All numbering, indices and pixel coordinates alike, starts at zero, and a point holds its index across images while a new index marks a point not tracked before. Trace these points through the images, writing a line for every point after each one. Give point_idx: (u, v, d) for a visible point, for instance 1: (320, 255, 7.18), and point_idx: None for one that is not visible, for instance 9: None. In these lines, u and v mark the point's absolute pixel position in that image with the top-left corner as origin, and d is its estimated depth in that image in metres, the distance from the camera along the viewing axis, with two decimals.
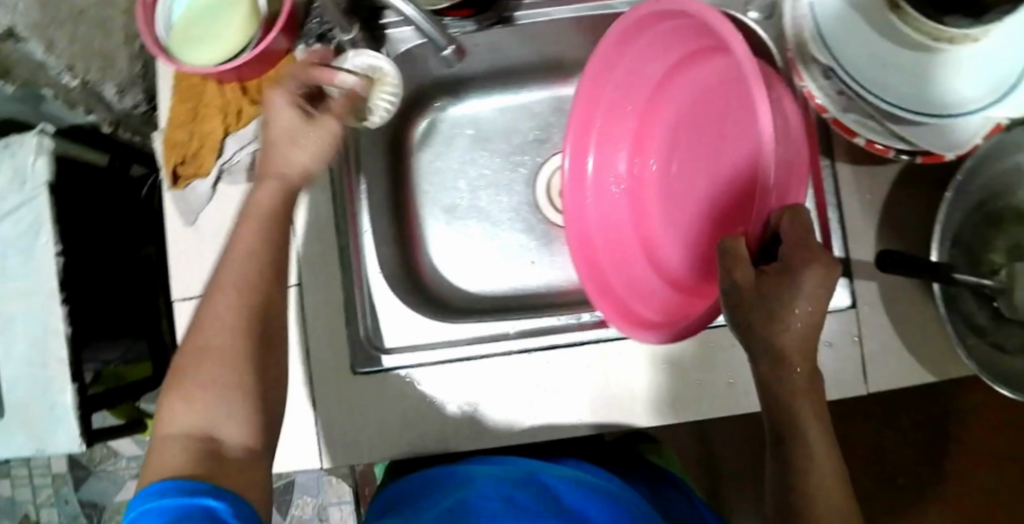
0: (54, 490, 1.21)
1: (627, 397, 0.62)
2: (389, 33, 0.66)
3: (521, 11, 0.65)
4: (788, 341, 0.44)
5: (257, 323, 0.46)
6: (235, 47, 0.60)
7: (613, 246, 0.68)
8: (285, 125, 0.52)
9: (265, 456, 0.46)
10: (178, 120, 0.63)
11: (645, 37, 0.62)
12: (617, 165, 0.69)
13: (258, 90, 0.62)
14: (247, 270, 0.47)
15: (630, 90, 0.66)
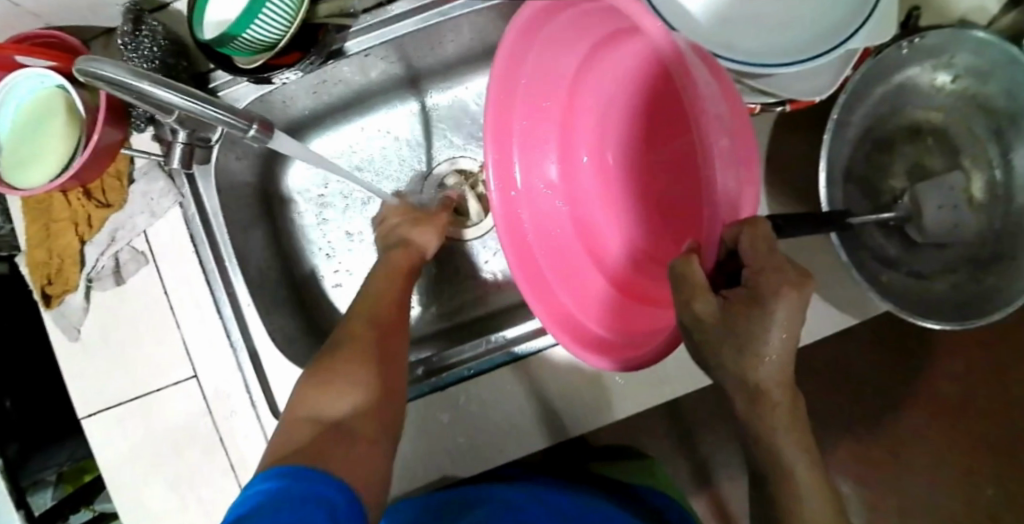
0: None
1: (574, 402, 0.60)
2: (221, 94, 0.62)
3: (350, 42, 0.62)
4: (759, 368, 0.41)
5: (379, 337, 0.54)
6: (61, 158, 0.59)
7: (557, 256, 0.62)
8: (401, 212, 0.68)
9: (378, 440, 0.47)
10: (33, 239, 0.61)
11: (553, 28, 0.55)
12: (547, 167, 0.63)
13: (103, 192, 0.61)
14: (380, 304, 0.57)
15: (548, 86, 0.60)
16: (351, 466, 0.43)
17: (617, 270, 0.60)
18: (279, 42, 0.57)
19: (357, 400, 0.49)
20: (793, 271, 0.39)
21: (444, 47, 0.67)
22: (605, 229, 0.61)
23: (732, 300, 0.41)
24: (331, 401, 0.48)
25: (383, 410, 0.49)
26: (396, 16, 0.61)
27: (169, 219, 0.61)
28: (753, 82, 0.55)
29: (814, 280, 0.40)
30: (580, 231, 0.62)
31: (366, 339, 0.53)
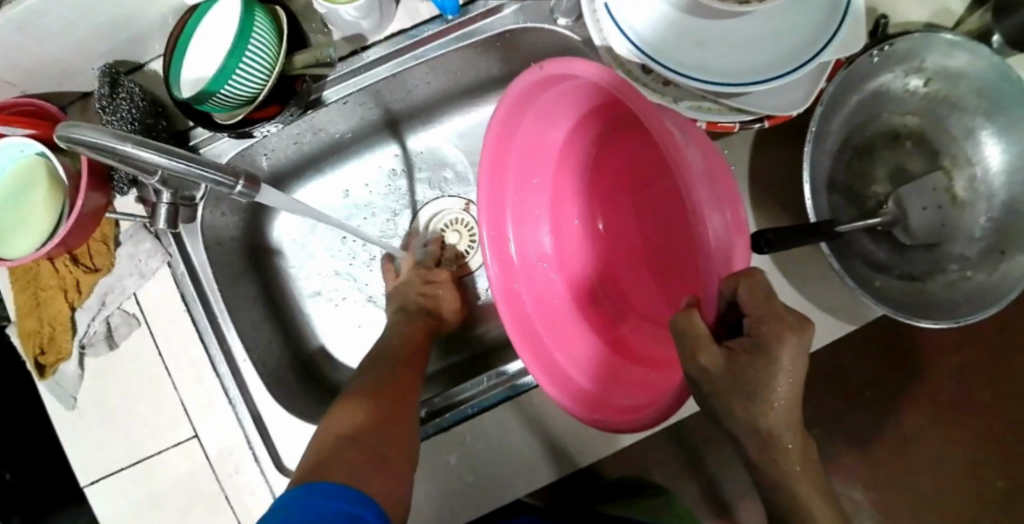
0: None
1: (582, 433, 0.60)
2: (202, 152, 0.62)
3: (328, 89, 0.62)
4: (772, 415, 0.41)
5: (385, 371, 0.58)
6: (45, 227, 0.58)
7: (556, 326, 0.60)
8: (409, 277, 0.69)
9: (404, 451, 0.51)
10: (23, 308, 0.61)
11: (538, 102, 0.55)
12: (540, 238, 0.62)
13: (90, 256, 0.61)
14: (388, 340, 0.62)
15: (537, 159, 0.60)
16: (366, 483, 0.47)
17: (617, 335, 0.60)
18: (255, 97, 0.57)
19: (358, 418, 0.52)
20: (793, 321, 0.40)
21: (422, 87, 0.67)
22: (601, 295, 0.61)
23: (735, 349, 0.41)
24: (326, 440, 0.51)
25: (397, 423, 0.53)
26: (372, 61, 0.62)
27: (158, 279, 0.61)
28: (730, 102, 0.56)
29: (814, 324, 0.41)
30: (575, 299, 0.62)
31: (375, 379, 0.57)
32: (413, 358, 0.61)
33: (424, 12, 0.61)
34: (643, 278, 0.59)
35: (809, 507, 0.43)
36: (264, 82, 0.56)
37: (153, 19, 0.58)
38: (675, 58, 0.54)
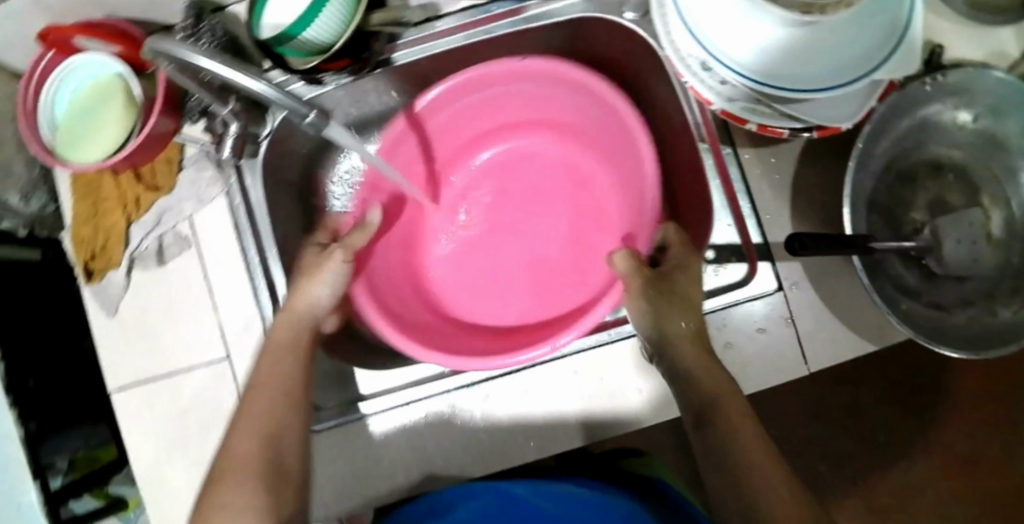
0: None
1: (594, 410, 0.62)
2: None
3: (398, 53, 0.65)
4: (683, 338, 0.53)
5: (276, 376, 0.51)
6: (114, 144, 0.61)
7: (396, 292, 0.67)
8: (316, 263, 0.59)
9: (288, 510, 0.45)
10: (82, 216, 0.63)
11: (469, 101, 0.68)
12: (393, 214, 0.70)
13: (152, 175, 0.63)
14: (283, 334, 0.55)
15: (441, 142, 0.72)
16: None
17: (499, 304, 0.72)
18: (332, 46, 0.60)
19: (252, 492, 0.44)
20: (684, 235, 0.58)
21: (484, 62, 0.69)
22: (489, 268, 0.74)
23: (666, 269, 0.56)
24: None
25: (282, 464, 0.47)
26: (442, 31, 0.64)
27: (214, 206, 0.64)
28: (784, 108, 0.58)
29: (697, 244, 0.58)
30: (410, 277, 0.72)
31: (266, 381, 0.51)
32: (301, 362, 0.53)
33: None
34: (550, 256, 0.73)
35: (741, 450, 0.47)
36: (342, 34, 0.59)
37: None
38: (735, 59, 0.56)
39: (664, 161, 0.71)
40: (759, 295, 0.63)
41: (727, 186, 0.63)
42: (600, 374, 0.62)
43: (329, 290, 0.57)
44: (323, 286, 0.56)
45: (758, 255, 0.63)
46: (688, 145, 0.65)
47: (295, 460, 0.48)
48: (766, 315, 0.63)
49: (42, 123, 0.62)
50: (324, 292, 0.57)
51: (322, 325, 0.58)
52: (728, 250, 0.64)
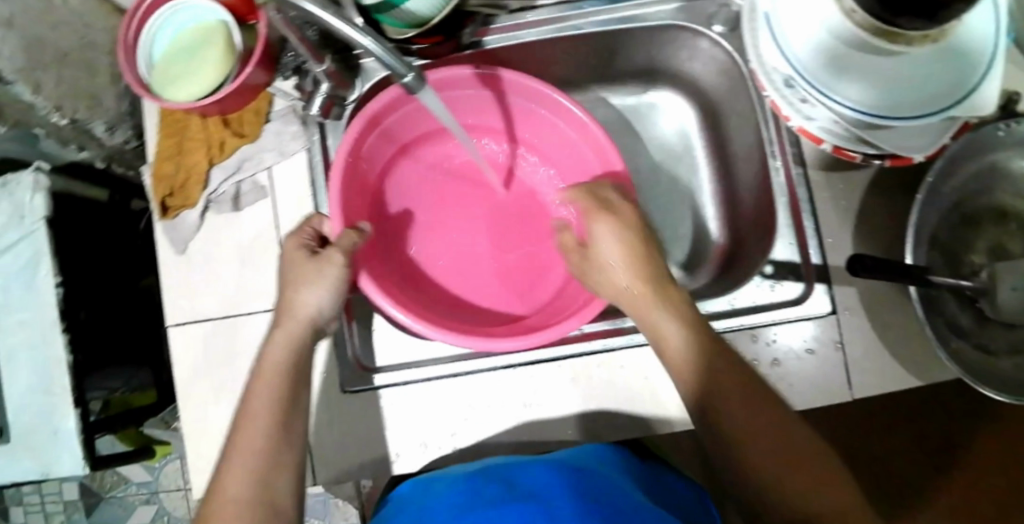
0: (66, 518, 1.03)
1: (637, 407, 0.63)
2: (363, 62, 0.66)
3: (489, 36, 0.65)
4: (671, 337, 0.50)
5: (278, 401, 0.50)
6: (208, 86, 0.61)
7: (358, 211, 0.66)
8: (298, 269, 0.54)
9: None
10: (165, 153, 0.65)
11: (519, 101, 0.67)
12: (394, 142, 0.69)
13: (240, 123, 0.65)
14: (286, 349, 0.53)
15: (479, 113, 0.70)
16: None
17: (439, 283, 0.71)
18: (429, 21, 0.60)
19: None
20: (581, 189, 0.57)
21: (568, 59, 0.70)
22: (449, 250, 0.72)
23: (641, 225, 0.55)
24: None
25: (272, 498, 0.46)
26: (533, 21, 0.65)
27: (293, 161, 0.66)
28: (861, 132, 0.59)
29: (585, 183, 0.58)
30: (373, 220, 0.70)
31: (263, 407, 0.49)
32: (301, 389, 0.52)
33: None
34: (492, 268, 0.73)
35: (770, 442, 0.45)
36: (440, 11, 0.59)
37: None
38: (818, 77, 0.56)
39: (731, 175, 0.72)
40: (812, 316, 0.64)
41: (794, 206, 0.64)
42: (646, 372, 0.63)
43: (326, 293, 0.54)
44: (322, 294, 0.54)
45: (815, 276, 0.64)
46: (759, 161, 0.66)
47: (291, 490, 0.48)
48: (813, 335, 0.64)
49: (141, 62, 0.63)
50: (316, 301, 0.54)
51: (324, 328, 0.56)
52: (786, 268, 0.64)
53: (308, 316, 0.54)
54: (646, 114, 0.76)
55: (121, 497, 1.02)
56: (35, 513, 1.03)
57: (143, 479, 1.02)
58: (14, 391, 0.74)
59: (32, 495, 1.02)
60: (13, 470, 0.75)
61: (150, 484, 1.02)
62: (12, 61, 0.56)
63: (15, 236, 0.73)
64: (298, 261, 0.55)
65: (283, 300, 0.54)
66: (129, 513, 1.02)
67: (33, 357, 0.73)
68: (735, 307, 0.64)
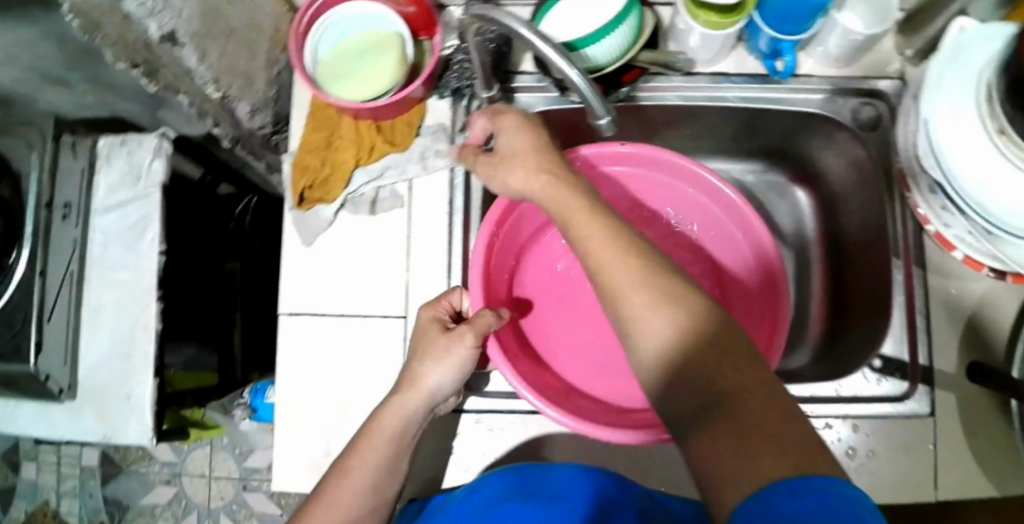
0: (80, 482, 1.08)
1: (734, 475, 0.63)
2: (518, 95, 0.67)
3: (643, 91, 0.67)
4: (661, 332, 0.38)
5: (376, 467, 0.54)
6: (375, 91, 0.62)
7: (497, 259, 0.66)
8: (427, 339, 0.56)
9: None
10: (311, 146, 0.66)
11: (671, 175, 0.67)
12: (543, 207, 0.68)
13: (390, 131, 0.66)
14: (399, 420, 0.54)
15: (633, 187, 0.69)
16: None
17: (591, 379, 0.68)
18: (601, 68, 0.62)
19: None
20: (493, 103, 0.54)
21: (706, 124, 0.72)
22: (592, 336, 0.71)
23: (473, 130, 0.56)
24: None
25: None
26: (689, 83, 0.67)
27: (434, 178, 0.66)
28: (992, 245, 0.59)
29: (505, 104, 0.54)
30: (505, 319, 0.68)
31: (363, 464, 0.53)
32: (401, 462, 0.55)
33: (750, 67, 0.68)
34: None
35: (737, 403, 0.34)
36: (613, 61, 0.61)
37: None
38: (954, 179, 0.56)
39: (840, 263, 0.74)
40: (909, 412, 0.64)
41: (908, 304, 0.65)
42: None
43: (445, 369, 0.54)
44: (443, 372, 0.54)
45: (920, 377, 0.64)
46: (880, 256, 0.68)
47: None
48: (907, 435, 0.64)
49: (309, 50, 0.64)
50: (438, 378, 0.55)
51: (436, 406, 0.57)
52: (893, 363, 0.65)
53: (426, 389, 0.55)
54: (763, 191, 0.80)
55: (143, 473, 1.07)
56: (48, 472, 1.08)
57: (168, 459, 1.06)
58: (93, 348, 0.74)
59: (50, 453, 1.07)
60: (72, 429, 0.75)
61: (174, 467, 1.06)
62: (187, 23, 0.55)
63: (129, 194, 0.73)
64: (430, 331, 0.56)
65: (407, 370, 0.56)
66: (148, 490, 1.07)
67: (120, 320, 0.73)
68: (839, 394, 0.65)
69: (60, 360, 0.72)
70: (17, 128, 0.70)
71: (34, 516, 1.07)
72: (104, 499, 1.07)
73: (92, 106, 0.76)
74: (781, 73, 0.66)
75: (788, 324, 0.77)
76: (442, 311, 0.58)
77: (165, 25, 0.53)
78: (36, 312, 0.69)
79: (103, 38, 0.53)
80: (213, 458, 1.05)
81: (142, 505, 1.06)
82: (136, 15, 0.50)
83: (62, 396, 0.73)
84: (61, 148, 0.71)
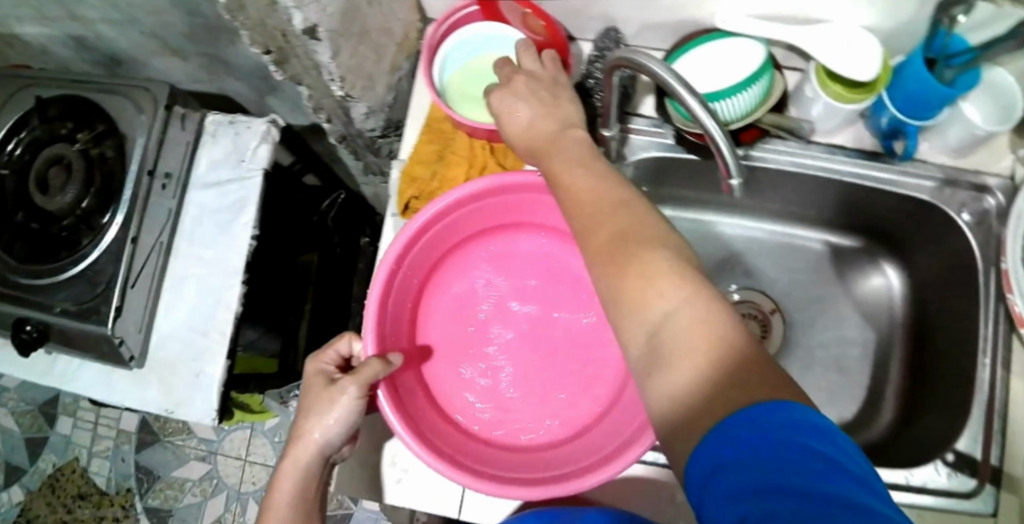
0: (114, 445, 1.16)
1: None
2: (632, 137, 0.66)
3: (759, 151, 0.66)
4: (664, 310, 0.34)
5: None
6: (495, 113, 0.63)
7: (402, 299, 0.61)
8: (312, 396, 0.54)
9: None
10: (422, 157, 0.65)
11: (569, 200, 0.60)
12: (432, 246, 0.62)
13: (503, 154, 0.65)
14: (298, 479, 0.53)
15: (495, 212, 0.63)
16: None
17: (519, 401, 0.62)
18: (725, 125, 0.61)
19: None
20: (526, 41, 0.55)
21: (810, 191, 0.72)
22: (526, 359, 0.63)
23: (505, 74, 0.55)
24: None
25: None
26: (808, 149, 0.67)
27: None
28: None
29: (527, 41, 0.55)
30: (414, 359, 0.62)
31: None
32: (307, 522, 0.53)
33: (867, 145, 0.68)
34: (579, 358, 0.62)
35: (729, 372, 0.31)
36: (737, 119, 0.61)
37: (683, 20, 0.64)
38: None
39: (923, 350, 0.73)
40: (975, 512, 0.62)
41: (990, 402, 0.64)
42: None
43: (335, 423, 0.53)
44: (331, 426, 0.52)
45: (989, 477, 0.62)
46: (968, 351, 0.67)
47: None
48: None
49: (438, 62, 0.64)
50: (325, 433, 0.53)
51: (331, 457, 0.55)
52: (965, 460, 0.63)
53: (321, 448, 0.53)
54: (852, 265, 0.80)
55: (177, 444, 1.14)
56: (83, 429, 1.17)
57: (207, 436, 1.14)
58: (166, 319, 0.74)
59: (90, 412, 1.17)
60: (133, 397, 0.74)
61: (212, 444, 1.14)
62: (330, 20, 0.55)
63: (228, 174, 0.73)
64: (314, 386, 0.54)
65: (294, 426, 0.54)
66: (180, 463, 1.13)
67: (199, 294, 0.73)
68: (907, 483, 0.63)
69: (136, 325, 0.71)
70: (133, 92, 0.72)
71: (62, 469, 1.16)
72: (136, 465, 1.14)
73: (204, 82, 0.77)
74: (902, 157, 0.66)
75: (862, 401, 0.76)
76: (324, 362, 0.56)
77: (309, 19, 0.52)
78: (121, 275, 0.70)
79: (245, 22, 0.52)
80: (251, 442, 1.12)
81: (172, 476, 1.13)
82: (285, 5, 0.50)
83: (133, 363, 0.73)
84: (171, 119, 0.72)
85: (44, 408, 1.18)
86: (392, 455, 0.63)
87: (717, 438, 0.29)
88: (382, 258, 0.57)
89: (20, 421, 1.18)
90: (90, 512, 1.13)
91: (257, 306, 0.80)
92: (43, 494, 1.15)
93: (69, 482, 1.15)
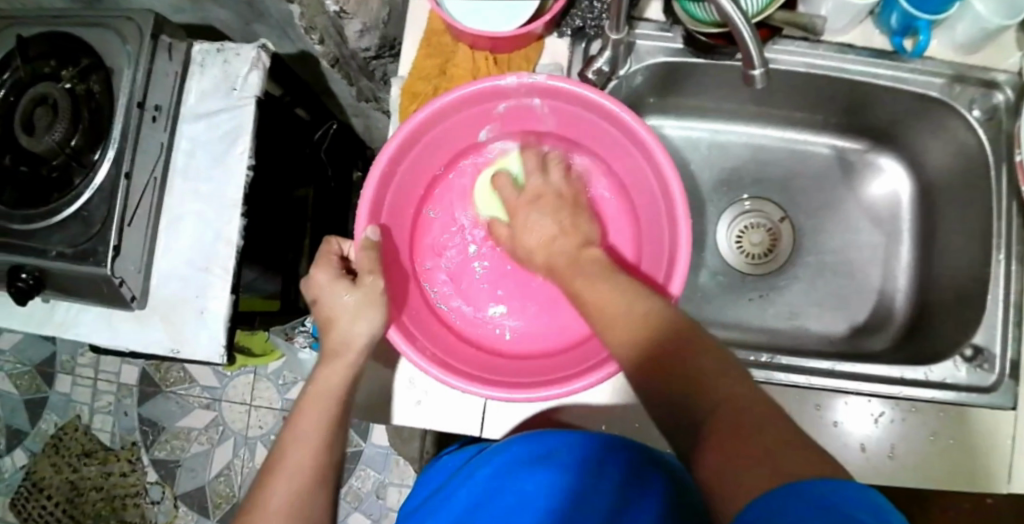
0: (116, 399, 1.15)
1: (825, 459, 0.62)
2: (638, 43, 0.64)
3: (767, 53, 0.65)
4: (643, 304, 0.47)
5: (326, 436, 0.50)
6: (497, 23, 0.62)
7: (397, 201, 0.62)
8: (338, 303, 0.55)
9: None
10: (423, 73, 0.63)
11: (564, 106, 0.62)
12: (427, 150, 0.63)
13: (507, 65, 0.64)
14: (331, 383, 0.53)
15: (489, 118, 0.64)
16: None
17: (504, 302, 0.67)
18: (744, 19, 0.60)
19: None
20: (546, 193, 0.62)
21: (817, 94, 0.71)
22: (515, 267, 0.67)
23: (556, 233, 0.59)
24: None
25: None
26: (814, 50, 0.66)
27: None
28: None
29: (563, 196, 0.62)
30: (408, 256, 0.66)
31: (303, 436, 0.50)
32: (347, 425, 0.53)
33: (876, 42, 0.67)
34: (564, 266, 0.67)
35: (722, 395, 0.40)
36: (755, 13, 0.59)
37: None
38: None
39: (934, 251, 0.73)
40: (995, 405, 0.62)
41: (1005, 297, 0.64)
42: (815, 400, 0.64)
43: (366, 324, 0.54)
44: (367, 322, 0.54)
45: (1007, 370, 0.63)
46: (982, 248, 0.67)
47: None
48: (982, 431, 0.62)
49: None
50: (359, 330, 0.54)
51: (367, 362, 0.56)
52: (983, 354, 0.64)
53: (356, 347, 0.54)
54: (860, 170, 0.79)
55: (180, 394, 1.14)
56: (83, 386, 1.15)
57: (209, 383, 1.14)
58: (167, 258, 0.72)
59: (89, 368, 1.15)
60: (139, 340, 0.72)
61: (216, 391, 1.14)
62: None
63: (218, 104, 0.71)
64: (332, 292, 0.56)
65: (326, 339, 0.55)
66: (185, 412, 1.14)
67: (199, 230, 0.71)
68: (927, 378, 0.64)
69: (135, 266, 0.69)
70: (116, 22, 0.69)
71: (63, 429, 1.15)
72: (138, 419, 1.14)
73: (188, 10, 0.73)
74: (912, 54, 0.65)
75: (873, 303, 0.76)
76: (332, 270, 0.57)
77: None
78: (118, 212, 0.67)
79: None
80: (256, 386, 1.13)
81: (176, 426, 1.13)
82: None
83: (133, 302, 0.71)
84: (158, 48, 0.68)
85: (40, 369, 1.16)
86: (412, 376, 0.62)
87: (761, 510, 0.31)
88: (380, 156, 0.56)
89: (17, 384, 1.16)
90: (96, 468, 1.14)
91: (257, 239, 0.78)
92: (47, 455, 1.15)
93: (72, 441, 1.14)
